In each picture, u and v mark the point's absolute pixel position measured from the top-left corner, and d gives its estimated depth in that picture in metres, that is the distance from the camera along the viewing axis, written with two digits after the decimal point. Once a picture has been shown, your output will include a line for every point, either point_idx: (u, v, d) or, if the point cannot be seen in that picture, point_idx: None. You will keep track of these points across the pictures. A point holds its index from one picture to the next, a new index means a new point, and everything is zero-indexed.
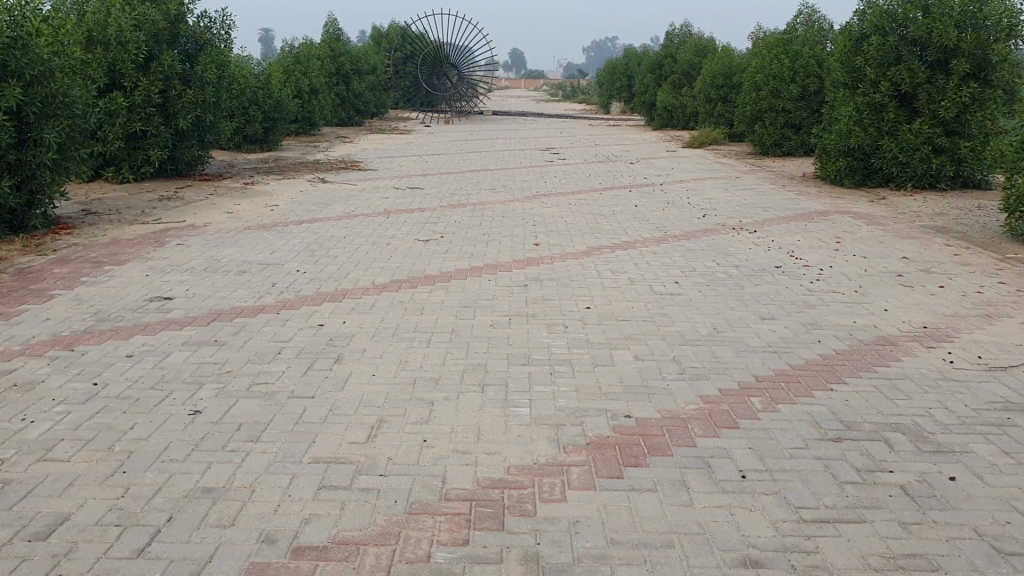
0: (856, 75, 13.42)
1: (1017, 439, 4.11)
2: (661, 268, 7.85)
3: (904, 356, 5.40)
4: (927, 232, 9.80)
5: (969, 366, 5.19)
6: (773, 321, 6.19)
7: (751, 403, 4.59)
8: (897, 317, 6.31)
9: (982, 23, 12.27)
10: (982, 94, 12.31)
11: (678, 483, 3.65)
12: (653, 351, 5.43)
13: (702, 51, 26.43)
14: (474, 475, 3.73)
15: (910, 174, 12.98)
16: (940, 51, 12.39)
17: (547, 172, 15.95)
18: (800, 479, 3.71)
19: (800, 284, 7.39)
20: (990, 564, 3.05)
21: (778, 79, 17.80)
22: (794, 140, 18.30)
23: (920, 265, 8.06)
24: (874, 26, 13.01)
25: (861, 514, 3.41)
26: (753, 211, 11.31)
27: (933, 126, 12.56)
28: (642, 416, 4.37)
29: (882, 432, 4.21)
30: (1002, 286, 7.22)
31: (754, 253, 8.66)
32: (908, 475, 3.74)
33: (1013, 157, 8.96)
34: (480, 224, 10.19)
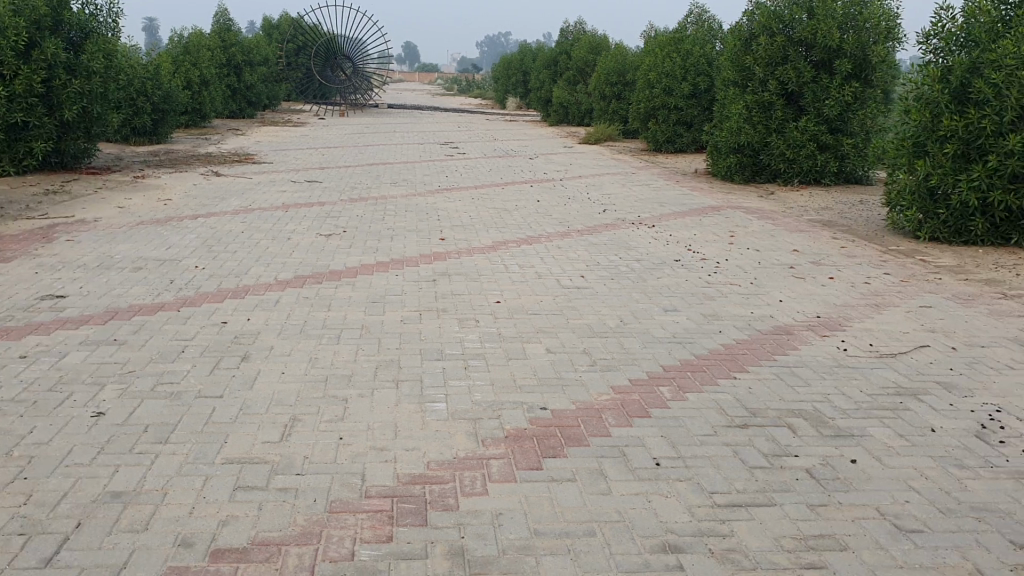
0: (745, 74, 13.80)
1: (910, 422, 4.34)
2: (565, 262, 7.95)
3: (800, 345, 5.61)
4: (814, 226, 10.20)
5: (861, 354, 5.44)
6: (676, 313, 6.34)
7: (661, 392, 4.70)
8: (792, 308, 6.55)
9: (863, 25, 12.81)
10: (863, 93, 12.92)
11: (596, 472, 3.72)
12: (564, 344, 5.50)
13: (596, 49, 26.79)
14: (394, 471, 3.71)
15: (796, 170, 13.49)
16: (824, 52, 12.88)
17: (447, 166, 15.92)
18: (711, 465, 3.83)
19: (699, 276, 7.60)
20: (893, 541, 3.21)
21: (670, 77, 18.21)
22: (686, 137, 18.76)
23: (810, 257, 8.39)
24: (763, 26, 13.40)
25: (771, 498, 3.54)
26: (650, 207, 11.56)
27: (818, 124, 13.09)
28: (557, 408, 4.43)
29: (785, 418, 4.38)
30: (887, 278, 7.58)
31: (654, 247, 8.86)
32: (811, 459, 3.90)
33: (894, 154, 9.39)
34: (382, 219, 10.11)
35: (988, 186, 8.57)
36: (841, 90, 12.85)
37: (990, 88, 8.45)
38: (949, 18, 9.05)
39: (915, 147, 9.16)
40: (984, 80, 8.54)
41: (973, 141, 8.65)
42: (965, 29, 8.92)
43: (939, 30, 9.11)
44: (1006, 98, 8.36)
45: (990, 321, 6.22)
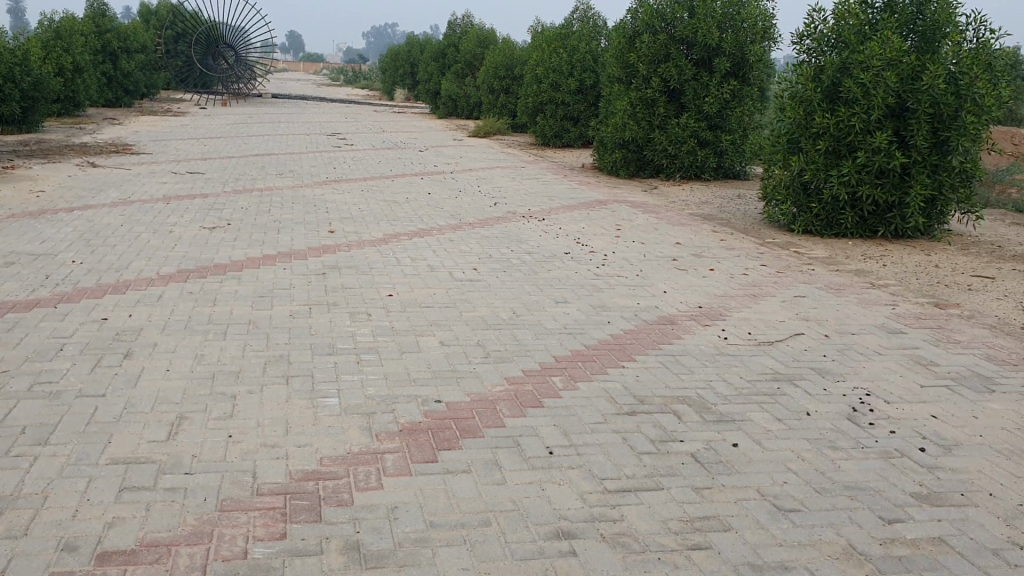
0: (629, 71, 14.07)
1: (788, 406, 4.55)
2: (457, 255, 7.98)
3: (684, 334, 5.80)
4: (695, 219, 10.53)
5: (741, 342, 5.66)
6: (566, 305, 6.46)
7: (552, 382, 4.79)
8: (676, 299, 6.76)
9: (740, 25, 13.26)
10: (741, 91, 13.42)
11: (490, 462, 3.77)
12: (458, 336, 5.53)
13: (484, 42, 26.87)
14: (286, 467, 3.67)
15: (678, 165, 13.88)
16: (704, 50, 13.26)
17: (335, 158, 15.72)
18: (602, 452, 3.93)
19: (588, 268, 7.75)
20: (774, 521, 3.37)
21: (557, 73, 18.43)
22: (572, 131, 19.03)
23: (692, 250, 8.67)
24: (645, 23, 13.61)
25: (658, 482, 3.66)
26: (539, 200, 11.70)
27: (699, 120, 13.56)
28: (451, 400, 4.46)
29: (671, 404, 4.53)
30: (765, 269, 7.90)
31: (544, 239, 8.98)
32: (696, 444, 4.05)
33: (771, 150, 9.77)
34: (268, 211, 9.93)
35: (858, 181, 9.03)
36: (720, 88, 13.29)
37: (859, 88, 8.88)
38: (820, 20, 9.45)
39: (790, 143, 9.55)
40: (852, 79, 8.97)
41: (843, 139, 9.08)
42: (836, 31, 9.35)
43: (812, 31, 9.50)
44: (874, 98, 8.80)
45: (860, 310, 6.56)
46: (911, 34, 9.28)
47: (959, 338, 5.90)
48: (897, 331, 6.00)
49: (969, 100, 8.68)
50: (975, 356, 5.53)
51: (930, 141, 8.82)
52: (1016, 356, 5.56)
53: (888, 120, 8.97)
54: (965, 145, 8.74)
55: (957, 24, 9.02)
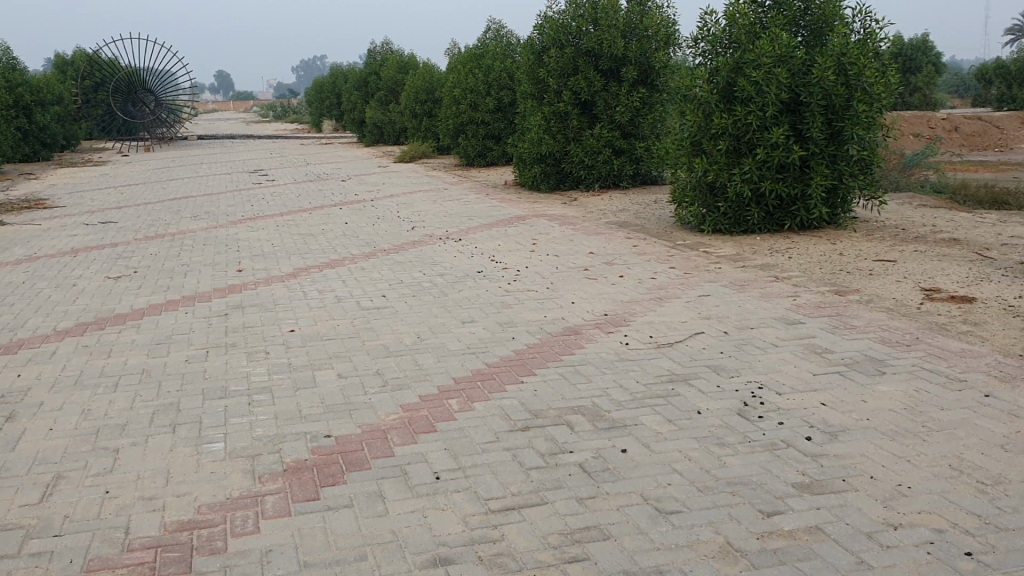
0: (541, 85, 14.16)
1: (680, 406, 4.56)
2: (367, 283, 7.90)
3: (587, 344, 5.79)
4: (611, 228, 10.59)
5: (642, 346, 5.67)
6: (471, 324, 6.42)
7: (448, 406, 4.73)
8: (582, 308, 6.76)
9: (644, 33, 13.43)
10: (651, 98, 13.58)
11: (373, 494, 3.70)
12: (356, 367, 5.46)
13: (405, 68, 26.96)
14: (161, 520, 3.57)
15: (596, 175, 13.96)
16: (611, 60, 13.39)
17: (254, 195, 15.55)
18: (489, 472, 3.89)
19: (498, 285, 7.73)
20: (653, 524, 3.35)
21: (474, 93, 18.53)
22: (495, 150, 19.10)
23: (604, 258, 8.71)
24: (552, 38, 13.79)
25: (543, 497, 3.62)
26: (457, 220, 11.68)
27: (612, 130, 13.68)
28: (341, 434, 4.38)
29: (565, 416, 4.50)
30: (673, 271, 7.96)
31: (457, 260, 8.95)
32: (585, 453, 4.03)
33: (676, 153, 9.86)
34: (179, 255, 9.75)
35: (760, 177, 9.15)
36: (629, 97, 13.44)
37: (752, 86, 9.02)
38: (712, 22, 9.62)
39: (693, 146, 9.65)
40: (746, 78, 9.11)
41: (742, 137, 9.21)
42: (727, 32, 9.50)
43: (705, 34, 9.66)
44: (767, 95, 8.96)
45: (762, 304, 6.62)
46: (801, 30, 9.48)
47: (856, 323, 5.98)
48: (796, 322, 6.07)
49: (859, 89, 8.91)
50: (869, 340, 5.61)
51: (825, 132, 9.01)
52: (908, 337, 5.66)
53: (784, 115, 9.14)
54: (859, 133, 8.94)
55: (843, 17, 9.25)
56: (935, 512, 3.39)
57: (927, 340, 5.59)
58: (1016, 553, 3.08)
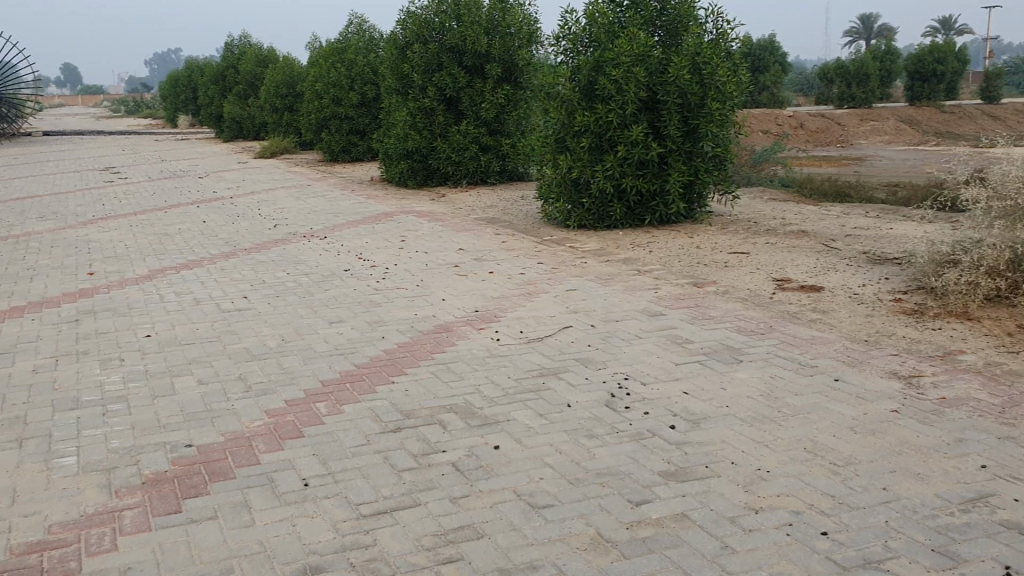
0: (405, 81, 14.04)
1: (550, 401, 4.61)
2: (228, 285, 7.65)
3: (457, 341, 5.78)
4: (478, 224, 10.61)
5: (512, 341, 5.70)
6: (339, 324, 6.30)
7: (316, 409, 4.63)
8: (451, 305, 6.74)
9: (507, 31, 13.54)
10: (515, 95, 13.70)
11: (239, 504, 3.58)
12: (219, 372, 5.27)
13: (264, 62, 26.26)
14: (8, 542, 3.34)
15: (463, 172, 13.97)
16: (474, 57, 13.43)
17: (106, 194, 14.82)
18: (360, 475, 3.82)
19: (366, 284, 7.63)
20: (526, 520, 3.37)
21: (337, 88, 18.24)
22: (360, 146, 18.87)
23: (472, 254, 8.72)
24: (415, 34, 13.69)
25: (415, 498, 3.59)
26: (322, 218, 11.47)
27: (478, 126, 13.73)
28: (204, 443, 4.22)
29: (436, 415, 4.48)
30: (540, 266, 8.04)
31: (323, 259, 8.78)
32: (457, 452, 4.01)
33: (541, 150, 9.97)
34: (23, 258, 9.19)
35: (621, 173, 9.36)
36: (494, 93, 13.53)
37: (613, 85, 9.21)
38: (573, 20, 9.77)
39: (556, 143, 9.78)
40: (606, 76, 9.30)
41: (604, 134, 9.40)
42: (587, 31, 9.66)
43: (566, 32, 9.80)
44: (627, 93, 9.17)
45: (626, 297, 6.76)
46: (657, 30, 9.75)
47: (714, 314, 6.19)
48: (658, 314, 6.23)
49: (712, 88, 9.24)
50: (727, 329, 5.82)
51: (682, 130, 9.31)
52: (763, 326, 5.90)
53: (643, 113, 9.38)
54: (713, 131, 9.29)
55: (697, 17, 9.56)
56: (792, 494, 3.54)
57: (780, 328, 5.85)
58: (866, 530, 3.25)
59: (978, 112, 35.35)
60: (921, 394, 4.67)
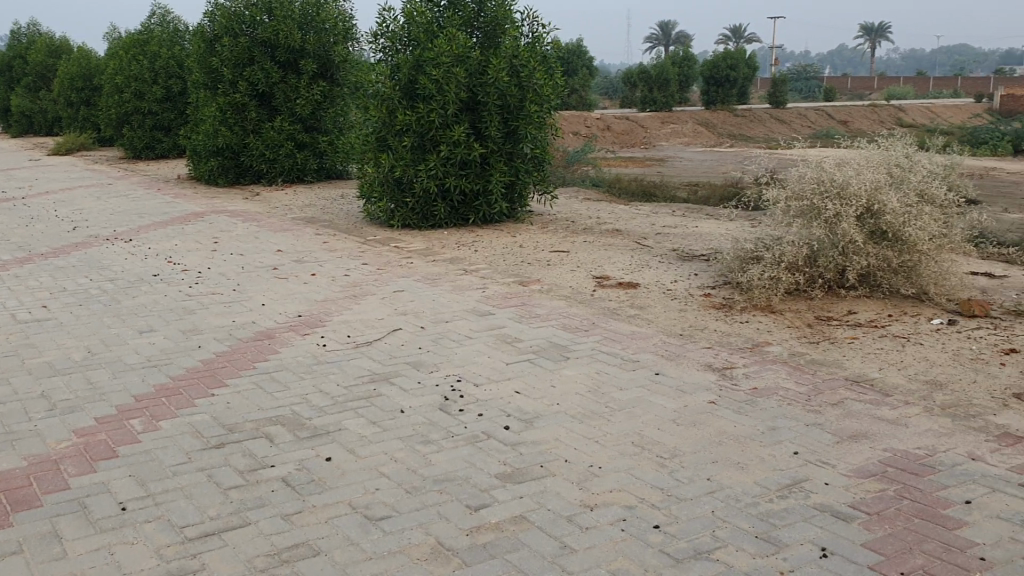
0: (214, 76, 13.41)
1: (382, 408, 4.53)
2: (24, 293, 7.07)
3: (280, 348, 5.58)
4: (297, 224, 10.32)
5: (338, 347, 5.57)
6: (151, 333, 5.95)
7: (131, 427, 4.34)
8: (273, 310, 6.51)
9: (321, 27, 13.24)
10: (331, 92, 13.44)
11: (48, 536, 3.30)
12: (17, 391, 4.85)
13: (55, 52, 24.49)
14: None
15: (278, 170, 13.55)
16: (287, 52, 13.03)
17: None
18: (183, 496, 3.61)
19: (179, 289, 7.25)
20: (363, 533, 3.29)
21: (139, 81, 17.25)
22: (166, 142, 18.01)
23: (292, 256, 8.46)
24: (224, 27, 13.06)
25: (245, 517, 3.42)
26: (128, 219, 10.82)
27: (293, 123, 13.35)
28: (2, 469, 3.86)
29: (262, 428, 4.30)
30: (364, 267, 7.91)
31: (130, 263, 8.27)
32: (287, 466, 3.87)
33: (361, 148, 9.83)
34: None
35: (444, 173, 9.36)
36: (309, 90, 13.21)
37: (433, 84, 9.19)
38: (391, 19, 9.67)
39: (378, 142, 9.65)
40: (426, 76, 9.25)
41: (425, 134, 9.35)
42: (406, 30, 9.59)
43: (385, 31, 9.69)
44: (448, 93, 9.18)
45: (452, 297, 6.76)
46: (475, 31, 9.82)
47: (540, 312, 6.29)
48: (485, 313, 6.27)
49: (530, 90, 9.42)
50: (553, 327, 5.92)
51: (502, 130, 9.42)
52: (587, 322, 6.04)
53: (463, 113, 9.42)
54: (532, 132, 9.46)
55: (514, 20, 9.68)
56: (625, 490, 3.63)
57: (603, 324, 6.01)
58: (694, 520, 3.38)
59: (767, 116, 37.80)
60: (735, 384, 4.93)
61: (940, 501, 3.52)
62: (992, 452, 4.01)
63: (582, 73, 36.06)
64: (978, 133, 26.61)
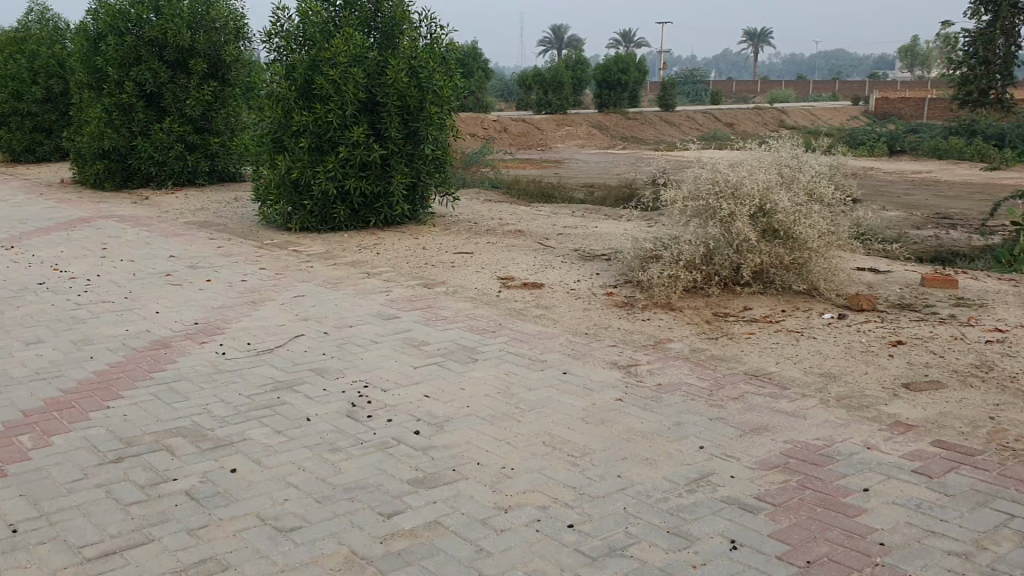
0: (98, 75, 12.88)
1: (288, 415, 4.43)
2: None
3: (178, 357, 5.40)
4: (190, 228, 10.01)
5: (239, 354, 5.42)
6: (38, 345, 5.67)
7: (19, 444, 4.12)
8: (169, 318, 6.30)
9: (212, 25, 12.86)
10: (222, 92, 13.11)
11: None
12: None
13: None
14: None
15: (168, 172, 13.13)
16: (177, 51, 12.57)
17: None
18: (80, 515, 3.45)
19: (66, 298, 6.93)
20: (274, 545, 3.21)
21: (17, 81, 16.38)
22: (46, 144, 17.26)
23: (187, 261, 8.20)
24: (109, 25, 12.56)
25: (147, 534, 3.29)
26: (7, 225, 10.31)
27: (183, 124, 12.95)
28: None
29: (162, 440, 4.15)
30: (262, 272, 7.73)
31: (12, 271, 7.87)
32: (191, 479, 3.74)
33: (257, 150, 9.61)
34: None
35: (343, 175, 9.23)
36: (199, 90, 12.83)
37: (330, 85, 9.05)
38: (285, 18, 9.49)
39: (273, 142, 9.44)
40: (323, 76, 9.11)
41: (323, 135, 9.20)
42: (301, 29, 9.42)
43: (279, 30, 9.50)
44: (345, 94, 9.06)
45: (355, 300, 6.67)
46: (372, 31, 9.72)
47: (445, 314, 6.26)
48: (390, 316, 6.20)
49: (430, 91, 9.37)
50: (459, 329, 5.90)
51: (402, 131, 9.35)
52: (493, 324, 6.04)
53: (362, 114, 9.31)
54: (432, 133, 9.43)
55: (412, 20, 9.62)
56: (538, 490, 3.64)
57: (509, 325, 6.02)
58: (608, 518, 3.41)
59: (658, 119, 38.63)
60: (640, 381, 5.00)
61: (839, 489, 3.64)
62: (886, 440, 4.18)
63: (476, 74, 35.99)
64: (856, 135, 27.79)
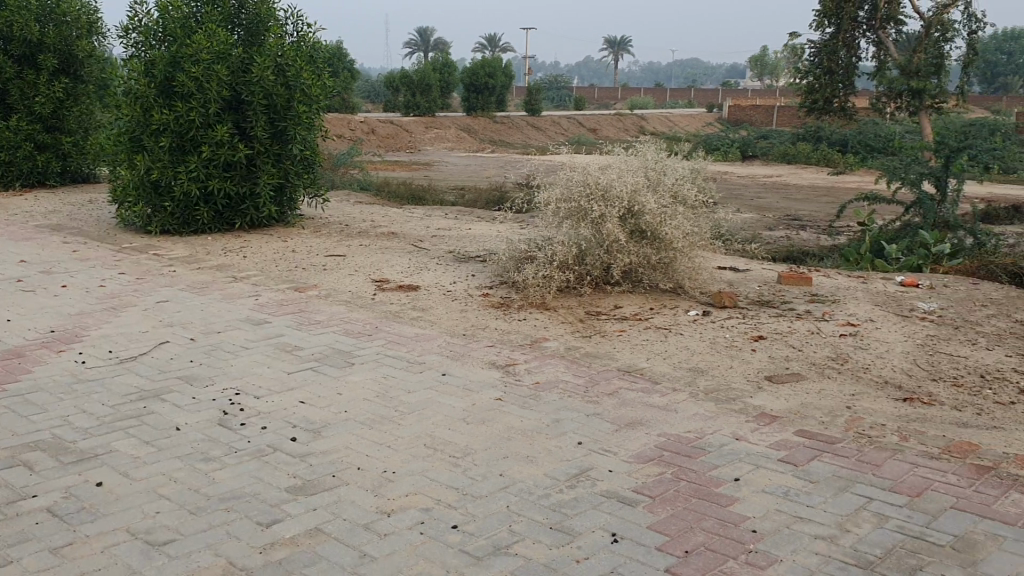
0: None
1: (156, 425, 4.25)
2: None
3: (33, 367, 5.10)
4: (41, 231, 9.48)
5: (101, 363, 5.17)
6: None
7: None
8: (21, 326, 5.94)
9: (62, 19, 12.23)
10: (75, 89, 12.49)
11: None
12: None
13: None
14: None
15: (16, 173, 12.40)
16: (24, 46, 11.91)
17: None
18: None
19: None
20: (146, 560, 3.07)
21: None
22: None
23: (39, 266, 7.77)
24: None
25: (6, 555, 3.10)
26: None
27: (32, 123, 12.25)
28: None
29: (19, 455, 3.91)
30: (123, 277, 7.40)
31: None
32: (52, 495, 3.54)
33: (114, 149, 9.20)
34: None
35: (207, 175, 8.94)
36: (50, 87, 12.17)
37: (192, 82, 8.76)
38: (143, 12, 9.13)
39: (131, 142, 9.07)
40: (184, 73, 8.80)
41: (185, 134, 8.88)
42: (160, 24, 9.07)
43: (136, 25, 9.13)
44: (209, 92, 8.78)
45: (223, 305, 6.47)
46: (236, 28, 9.47)
47: (318, 318, 6.15)
48: (261, 321, 6.04)
49: (297, 90, 9.19)
50: (334, 333, 5.81)
51: (268, 131, 9.14)
52: (368, 327, 5.97)
53: (227, 113, 9.05)
54: (300, 133, 9.26)
55: (277, 18, 9.45)
56: (421, 493, 3.63)
57: (384, 328, 5.97)
58: (491, 517, 3.42)
59: (525, 123, 39.11)
60: (518, 380, 5.05)
61: (712, 480, 3.78)
62: (752, 431, 4.36)
63: (342, 76, 35.51)
64: (712, 140, 28.84)
